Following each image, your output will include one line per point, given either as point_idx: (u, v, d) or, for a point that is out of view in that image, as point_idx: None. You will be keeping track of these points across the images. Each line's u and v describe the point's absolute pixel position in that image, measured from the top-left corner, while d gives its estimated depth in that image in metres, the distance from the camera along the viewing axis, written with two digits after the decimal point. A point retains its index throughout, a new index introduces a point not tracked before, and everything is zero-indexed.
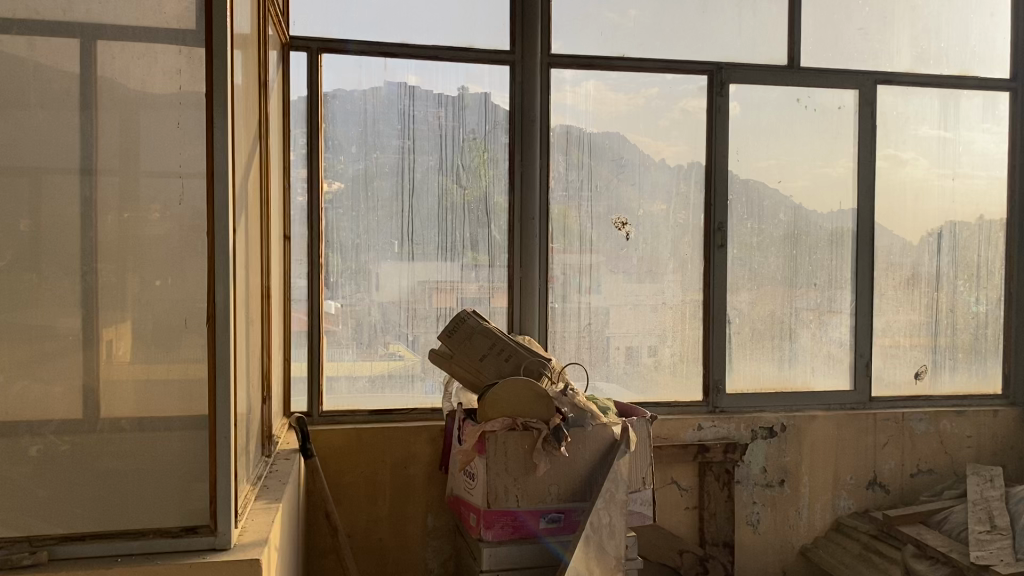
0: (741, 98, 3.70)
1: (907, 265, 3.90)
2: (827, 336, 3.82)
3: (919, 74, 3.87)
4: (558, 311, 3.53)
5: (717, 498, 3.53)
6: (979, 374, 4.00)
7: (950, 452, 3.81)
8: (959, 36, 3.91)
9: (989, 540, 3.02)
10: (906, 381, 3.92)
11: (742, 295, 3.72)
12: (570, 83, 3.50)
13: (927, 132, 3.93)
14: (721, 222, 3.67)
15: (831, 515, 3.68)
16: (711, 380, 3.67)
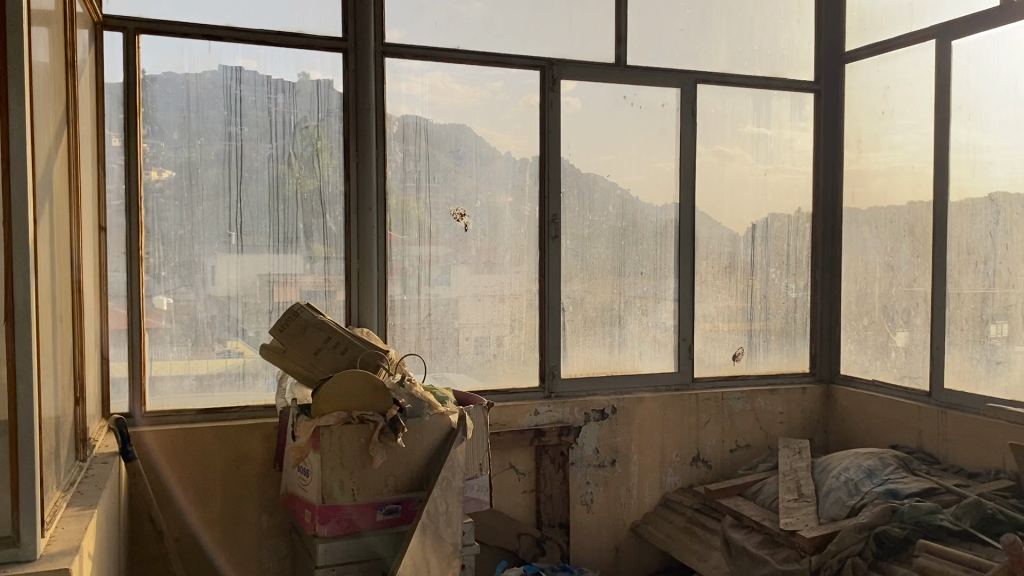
0: (579, 93, 3.81)
1: (725, 254, 4.16)
2: (653, 322, 4.01)
3: (735, 75, 4.13)
4: (397, 303, 3.51)
5: (553, 481, 3.64)
6: (790, 354, 4.32)
7: (764, 427, 4.11)
8: (769, 41, 4.20)
9: (797, 507, 3.25)
10: (725, 363, 4.18)
11: (575, 284, 3.84)
12: (405, 73, 3.48)
13: (742, 129, 4.19)
14: (555, 214, 3.76)
15: (659, 492, 3.88)
16: (547, 367, 3.76)
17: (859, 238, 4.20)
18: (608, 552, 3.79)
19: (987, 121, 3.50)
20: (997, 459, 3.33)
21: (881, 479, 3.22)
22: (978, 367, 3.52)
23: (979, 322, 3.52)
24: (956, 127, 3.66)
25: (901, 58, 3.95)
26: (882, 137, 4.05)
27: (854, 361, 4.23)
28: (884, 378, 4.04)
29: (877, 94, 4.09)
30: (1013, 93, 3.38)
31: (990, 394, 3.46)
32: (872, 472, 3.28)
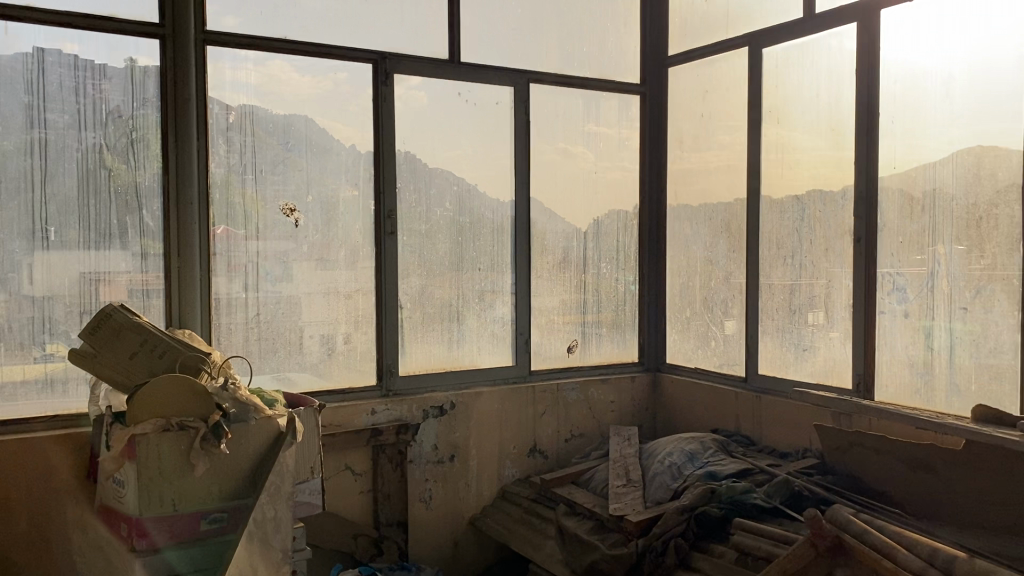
0: (422, 88, 3.81)
1: (559, 248, 4.26)
2: (489, 317, 4.05)
3: (565, 75, 4.24)
4: (223, 302, 3.36)
5: (390, 480, 3.61)
6: (620, 345, 4.51)
7: (596, 416, 4.26)
8: (597, 43, 4.35)
9: (625, 492, 3.39)
10: (560, 355, 4.29)
11: (412, 280, 3.81)
12: (229, 61, 3.34)
13: (573, 128, 4.31)
14: (390, 209, 3.71)
15: (497, 485, 3.93)
16: (384, 364, 3.72)
17: (683, 233, 4.41)
18: (447, 547, 3.80)
19: (793, 125, 3.77)
20: (803, 439, 3.58)
21: (702, 462, 3.41)
22: (788, 354, 3.80)
23: (789, 311, 3.79)
24: (767, 130, 3.91)
25: (718, 63, 4.18)
26: (703, 138, 4.28)
27: (680, 351, 4.45)
28: (707, 365, 4.27)
29: (697, 96, 4.31)
30: (815, 99, 3.65)
31: (797, 378, 3.74)
32: (694, 455, 3.47)
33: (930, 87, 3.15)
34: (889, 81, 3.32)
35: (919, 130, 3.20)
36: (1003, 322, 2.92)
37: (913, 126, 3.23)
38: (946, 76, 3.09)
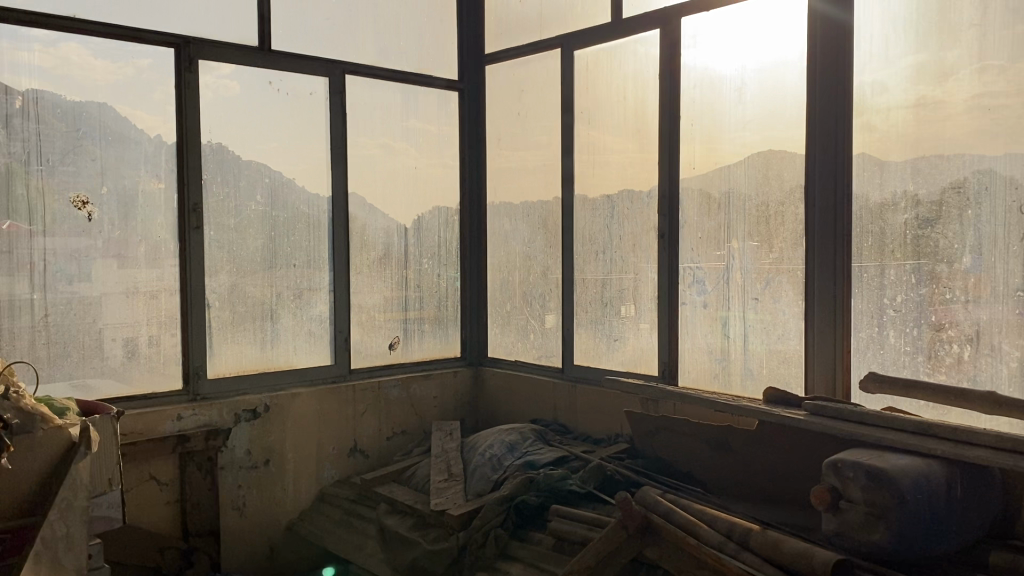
0: (231, 77, 3.65)
1: (378, 244, 4.21)
2: (306, 314, 3.93)
3: (381, 69, 4.20)
4: (5, 305, 3.06)
5: (199, 488, 3.43)
6: (442, 340, 4.52)
7: (418, 412, 4.24)
8: (413, 37, 4.34)
9: (446, 487, 3.39)
10: (381, 352, 4.24)
11: (221, 277, 3.63)
12: (8, 40, 3.04)
13: (391, 122, 4.27)
14: (196, 203, 3.53)
15: (315, 488, 3.83)
16: (191, 367, 3.52)
17: (502, 229, 4.48)
18: (263, 554, 3.67)
19: (604, 125, 3.91)
20: (615, 426, 3.73)
21: (520, 452, 3.47)
22: (600, 344, 3.95)
23: (601, 304, 3.94)
24: (579, 129, 4.04)
25: (532, 63, 4.27)
26: (519, 136, 4.36)
27: (499, 344, 4.52)
28: (525, 358, 4.36)
29: (512, 95, 4.39)
30: (622, 100, 3.81)
31: (609, 368, 3.90)
32: (513, 446, 3.53)
33: (726, 93, 3.37)
34: (689, 85, 3.52)
35: (717, 132, 3.41)
36: (789, 310, 3.17)
37: (711, 129, 3.44)
38: (740, 83, 3.31)
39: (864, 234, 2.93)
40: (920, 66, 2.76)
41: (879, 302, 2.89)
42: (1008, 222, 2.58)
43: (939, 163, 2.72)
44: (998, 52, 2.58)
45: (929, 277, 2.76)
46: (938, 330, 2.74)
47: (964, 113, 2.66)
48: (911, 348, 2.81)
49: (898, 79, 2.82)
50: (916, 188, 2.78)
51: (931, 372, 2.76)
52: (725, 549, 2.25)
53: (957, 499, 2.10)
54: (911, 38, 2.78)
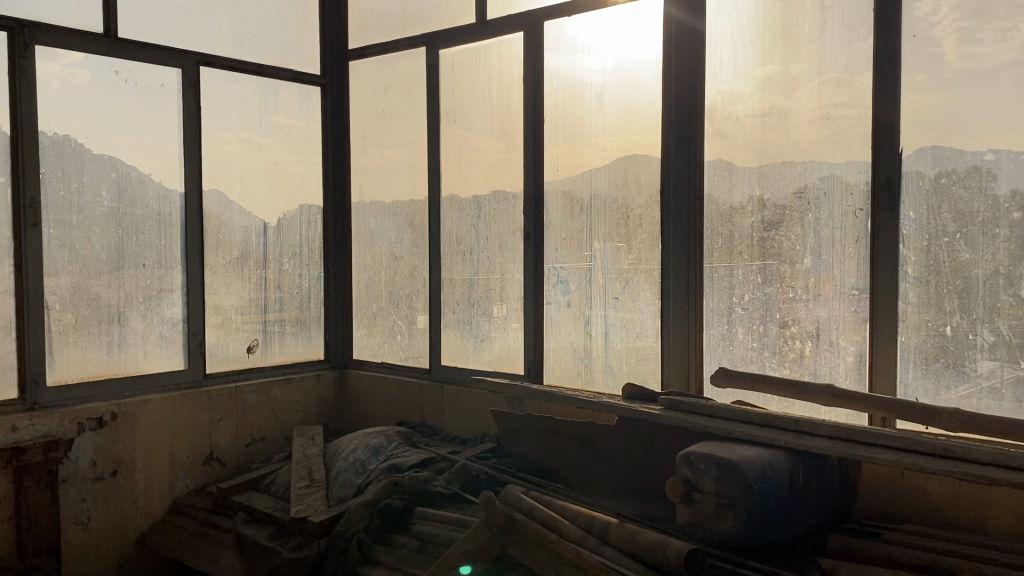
0: (73, 65, 3.43)
1: (237, 243, 4.06)
2: (158, 317, 3.75)
3: (238, 61, 4.05)
4: None
5: (38, 503, 3.21)
6: (304, 343, 4.40)
7: (279, 417, 4.12)
8: (273, 30, 4.21)
9: (307, 493, 3.31)
10: (239, 356, 4.09)
11: (61, 278, 3.41)
12: None
13: (250, 117, 4.13)
14: (33, 198, 3.30)
15: (168, 499, 3.65)
16: (28, 374, 3.28)
17: (367, 229, 4.42)
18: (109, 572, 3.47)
19: (469, 125, 3.92)
20: (481, 425, 3.74)
21: (385, 456, 3.42)
22: (467, 345, 3.95)
23: (467, 304, 3.95)
24: (445, 128, 4.03)
25: (397, 61, 4.23)
26: (384, 135, 4.31)
27: (365, 346, 4.45)
28: (391, 360, 4.32)
29: (377, 92, 4.33)
30: (487, 101, 3.84)
31: (475, 368, 3.91)
32: (377, 450, 3.47)
33: (587, 96, 3.44)
34: (552, 89, 3.58)
35: (579, 136, 3.49)
36: (647, 309, 3.27)
37: (573, 132, 3.50)
38: (601, 87, 3.39)
39: (716, 236, 3.06)
40: (766, 77, 2.91)
41: (730, 301, 3.03)
42: (844, 225, 2.76)
43: (784, 169, 2.88)
44: (836, 66, 2.75)
45: (775, 276, 2.92)
46: (782, 327, 2.90)
47: (806, 122, 2.83)
48: (759, 344, 2.95)
49: (746, 88, 2.96)
50: (763, 192, 2.93)
51: (777, 367, 2.91)
52: (585, 544, 2.29)
53: (799, 486, 2.22)
54: (758, 50, 2.93)
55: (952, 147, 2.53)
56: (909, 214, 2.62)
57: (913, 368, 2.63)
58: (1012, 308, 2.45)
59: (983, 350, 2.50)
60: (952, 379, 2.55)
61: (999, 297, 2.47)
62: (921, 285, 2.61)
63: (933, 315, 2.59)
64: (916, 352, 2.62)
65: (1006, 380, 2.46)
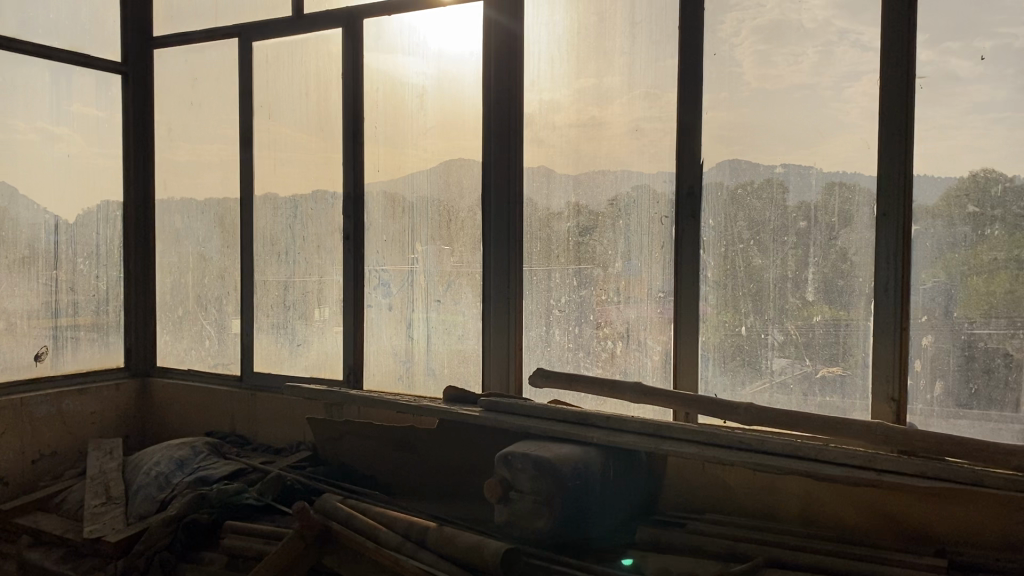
0: None
1: (21, 243, 3.74)
2: None
3: (24, 42, 3.72)
4: None
5: None
6: (102, 350, 4.08)
7: (72, 430, 3.79)
8: (66, 11, 3.90)
9: (103, 511, 3.07)
10: (25, 365, 3.73)
11: None
12: None
13: (38, 104, 3.81)
14: None
15: None
16: None
17: (174, 227, 4.17)
18: None
19: (285, 122, 3.79)
20: (297, 432, 3.62)
21: (191, 468, 3.23)
22: (282, 350, 3.81)
23: (282, 307, 3.81)
24: (259, 124, 3.87)
25: (208, 52, 4.02)
26: (193, 128, 4.08)
27: (171, 352, 4.19)
28: (200, 366, 4.09)
29: (185, 83, 4.09)
30: (304, 98, 3.72)
31: (290, 374, 3.77)
32: (183, 462, 3.27)
33: (408, 97, 3.42)
34: (372, 88, 3.52)
35: (399, 137, 3.45)
36: (468, 311, 3.29)
37: (393, 134, 3.47)
38: (422, 89, 3.38)
39: (533, 240, 3.12)
40: (581, 87, 3.00)
41: (547, 304, 3.10)
42: (652, 231, 2.90)
43: (597, 177, 2.99)
44: (646, 80, 2.88)
45: (590, 280, 3.01)
46: (596, 329, 3.00)
47: (619, 132, 2.94)
48: (574, 345, 3.05)
49: (563, 97, 3.04)
50: (578, 199, 3.02)
51: (592, 367, 3.01)
52: (402, 550, 2.27)
53: (609, 481, 2.30)
54: (574, 60, 3.01)
55: (747, 160, 2.72)
56: (709, 221, 2.79)
57: (712, 366, 2.80)
58: (799, 309, 2.66)
59: (774, 348, 2.70)
60: (747, 375, 2.74)
61: (787, 299, 2.68)
62: (719, 288, 2.78)
63: (731, 315, 2.76)
64: (715, 351, 2.79)
65: (793, 375, 2.67)
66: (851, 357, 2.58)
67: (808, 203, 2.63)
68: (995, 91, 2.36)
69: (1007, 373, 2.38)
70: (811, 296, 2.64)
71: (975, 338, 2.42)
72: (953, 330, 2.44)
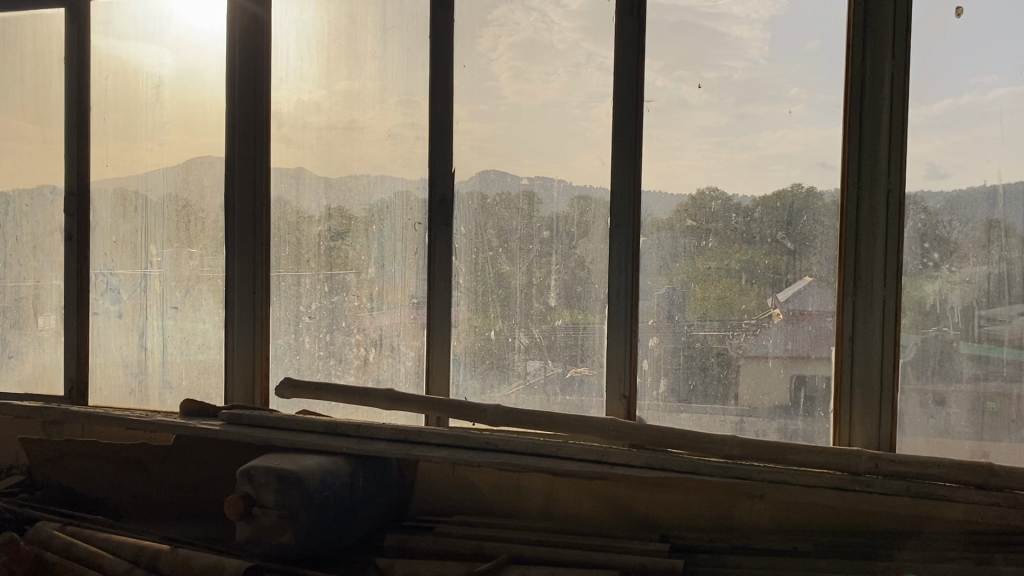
0: None
1: None
2: None
3: None
4: None
5: None
6: None
7: None
8: None
9: None
10: None
11: None
12: None
13: None
14: None
15: None
16: None
17: None
18: None
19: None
20: (8, 455, 3.24)
21: None
22: None
23: None
24: None
25: None
26: None
27: None
28: None
29: None
30: (19, 82, 3.34)
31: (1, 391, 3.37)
32: None
33: (143, 88, 3.18)
34: (102, 76, 3.22)
35: (132, 131, 3.20)
36: (209, 319, 3.11)
37: (126, 127, 3.21)
38: (158, 79, 3.15)
39: (282, 244, 3.02)
40: (334, 89, 2.95)
41: (295, 310, 3.01)
42: (405, 237, 2.90)
43: (350, 182, 2.96)
44: (399, 88, 2.88)
45: (343, 286, 2.97)
46: (347, 335, 2.96)
47: (372, 138, 2.93)
48: (325, 353, 2.98)
49: (316, 98, 2.97)
50: (330, 203, 2.97)
51: (344, 375, 2.97)
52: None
53: (358, 490, 2.27)
54: (325, 61, 2.95)
55: (495, 171, 2.81)
56: (460, 229, 2.84)
57: (462, 370, 2.85)
58: (542, 314, 2.79)
59: (521, 352, 2.80)
60: (495, 378, 2.83)
61: (532, 305, 2.79)
62: (468, 294, 2.84)
63: (481, 320, 2.83)
64: (464, 356, 2.85)
65: (540, 377, 2.79)
66: (589, 357, 2.74)
67: (552, 214, 2.76)
68: (718, 119, 2.62)
69: (720, 371, 2.65)
70: (554, 302, 2.77)
71: (694, 339, 2.66)
72: (676, 332, 2.67)
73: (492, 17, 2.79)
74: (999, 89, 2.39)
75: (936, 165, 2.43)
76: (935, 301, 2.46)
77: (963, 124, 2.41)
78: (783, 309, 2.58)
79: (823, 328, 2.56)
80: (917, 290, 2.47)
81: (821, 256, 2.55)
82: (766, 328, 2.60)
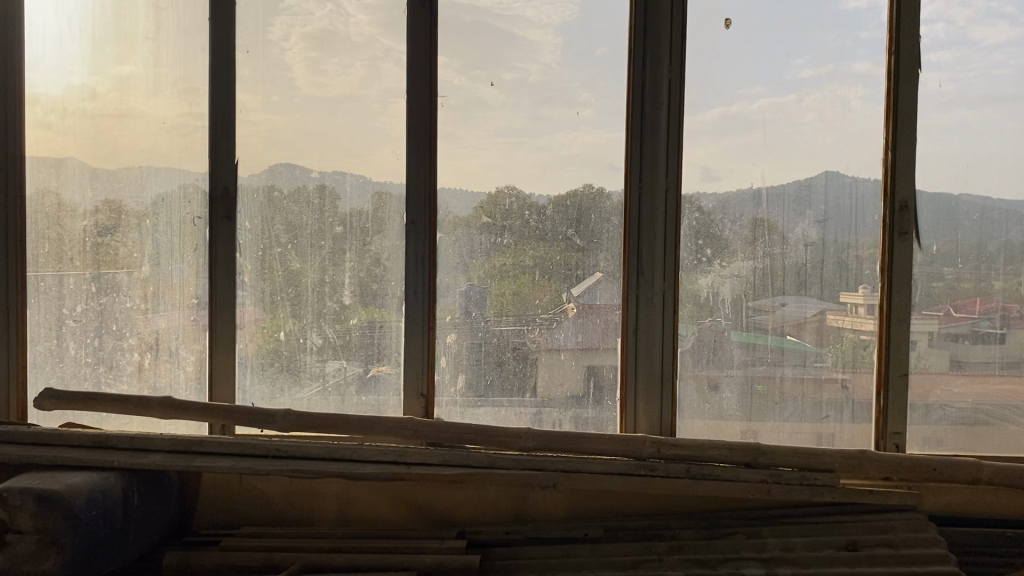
0: None
1: None
2: None
3: None
4: None
5: None
6: None
7: None
8: None
9: None
10: None
11: None
12: None
13: None
14: None
15: None
16: None
17: None
18: None
19: None
20: None
21: None
22: None
23: None
24: None
25: None
26: None
27: None
28: None
29: None
30: None
31: None
32: None
33: None
34: None
35: None
36: None
37: None
38: None
39: (40, 240, 2.72)
40: (101, 71, 2.70)
41: (58, 313, 2.73)
42: (182, 232, 2.71)
43: (121, 172, 2.72)
44: (176, 73, 2.69)
45: (113, 286, 2.73)
46: (119, 339, 2.73)
47: (145, 127, 2.71)
48: (93, 359, 2.73)
49: (80, 81, 2.70)
50: (96, 195, 2.72)
51: (115, 382, 2.74)
52: None
53: (133, 507, 2.10)
54: (90, 41, 2.69)
55: (283, 165, 2.69)
56: (245, 224, 2.70)
57: (251, 373, 2.72)
58: (335, 313, 2.70)
59: (313, 352, 2.70)
60: (287, 381, 2.72)
61: (325, 304, 2.70)
62: (256, 294, 2.71)
63: (269, 321, 2.71)
64: (253, 359, 2.72)
65: (335, 378, 2.71)
66: (385, 355, 2.70)
67: (345, 209, 2.69)
68: (514, 119, 2.65)
69: (516, 366, 2.69)
70: (348, 300, 2.69)
71: (490, 335, 2.68)
72: (473, 329, 2.68)
73: (284, 6, 2.66)
74: (763, 99, 2.59)
75: (709, 169, 2.60)
76: (708, 294, 2.63)
77: (732, 132, 2.59)
78: (577, 304, 2.66)
79: (611, 320, 2.66)
80: (693, 284, 2.63)
81: (608, 252, 2.65)
82: (561, 322, 2.66)
